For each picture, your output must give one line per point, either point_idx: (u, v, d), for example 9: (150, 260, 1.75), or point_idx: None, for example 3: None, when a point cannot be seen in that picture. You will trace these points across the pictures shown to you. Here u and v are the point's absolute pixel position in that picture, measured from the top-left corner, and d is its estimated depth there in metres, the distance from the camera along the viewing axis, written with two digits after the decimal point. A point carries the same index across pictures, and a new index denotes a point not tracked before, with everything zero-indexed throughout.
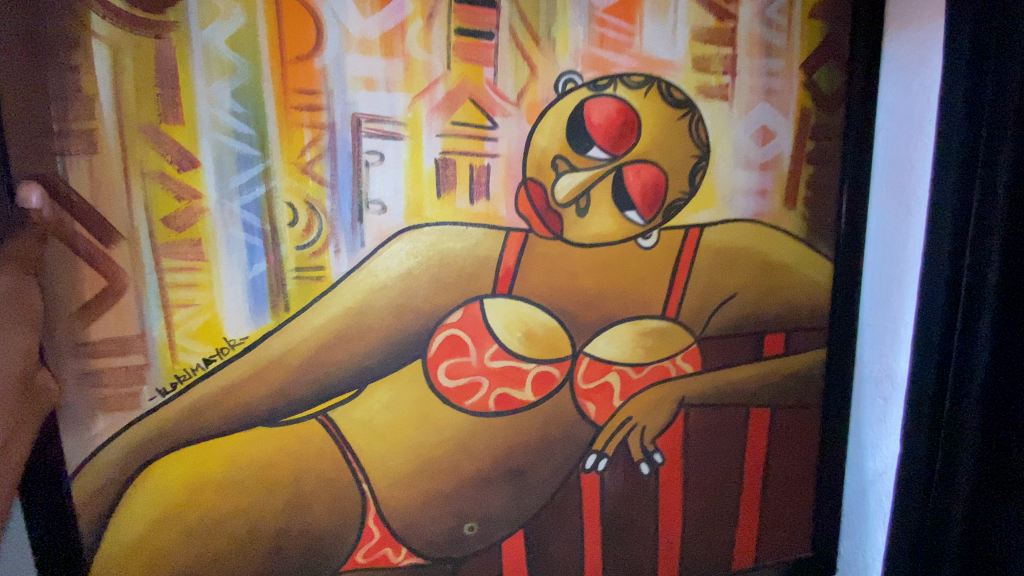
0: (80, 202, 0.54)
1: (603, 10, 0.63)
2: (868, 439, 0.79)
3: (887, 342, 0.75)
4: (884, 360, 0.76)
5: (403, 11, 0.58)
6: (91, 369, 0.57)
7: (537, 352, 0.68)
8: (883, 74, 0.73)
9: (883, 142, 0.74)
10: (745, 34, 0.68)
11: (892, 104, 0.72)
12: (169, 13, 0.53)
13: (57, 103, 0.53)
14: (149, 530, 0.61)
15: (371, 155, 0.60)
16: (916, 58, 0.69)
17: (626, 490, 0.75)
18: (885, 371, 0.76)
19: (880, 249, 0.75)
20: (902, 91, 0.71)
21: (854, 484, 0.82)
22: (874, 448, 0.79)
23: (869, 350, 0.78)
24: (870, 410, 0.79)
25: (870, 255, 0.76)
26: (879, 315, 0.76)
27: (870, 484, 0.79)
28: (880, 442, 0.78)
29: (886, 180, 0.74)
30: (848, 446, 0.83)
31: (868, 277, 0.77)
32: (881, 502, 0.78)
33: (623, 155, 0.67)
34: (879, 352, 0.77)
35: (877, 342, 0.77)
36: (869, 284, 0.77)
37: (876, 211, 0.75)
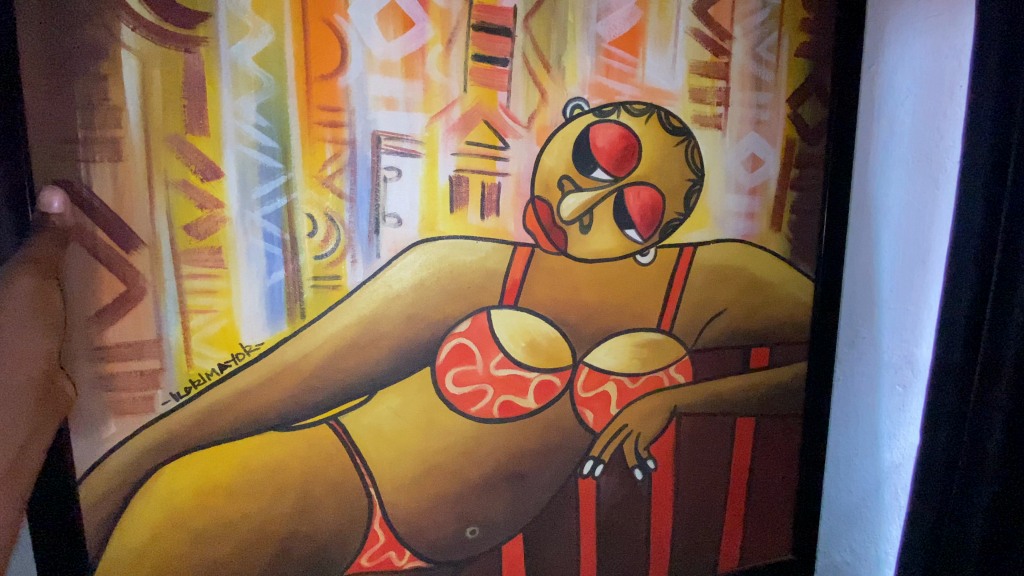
0: (102, 209, 0.55)
1: (609, 43, 0.67)
2: (885, 430, 0.81)
3: (908, 328, 0.77)
4: (904, 347, 0.77)
5: (424, 36, 0.61)
6: (106, 373, 0.58)
7: (540, 362, 0.72)
8: (913, 34, 0.73)
9: (912, 115, 0.74)
10: (738, 69, 0.73)
11: (921, 71, 0.73)
12: (199, 29, 0.55)
13: (84, 111, 0.54)
14: (156, 533, 0.62)
15: (389, 171, 0.62)
16: (945, 20, 0.70)
17: (621, 495, 0.78)
18: (905, 358, 0.78)
19: (905, 232, 0.76)
20: (932, 55, 0.72)
21: (867, 477, 0.84)
22: (891, 438, 0.80)
23: (889, 336, 0.79)
24: (889, 399, 0.80)
25: (894, 237, 0.77)
26: (899, 298, 0.77)
27: (886, 476, 0.81)
28: (898, 431, 0.79)
29: (915, 157, 0.74)
30: (861, 438, 0.84)
31: (890, 262, 0.78)
32: (898, 494, 0.80)
33: (624, 177, 0.71)
34: (900, 338, 0.78)
35: (898, 327, 0.78)
36: (891, 268, 0.78)
37: (900, 193, 0.76)
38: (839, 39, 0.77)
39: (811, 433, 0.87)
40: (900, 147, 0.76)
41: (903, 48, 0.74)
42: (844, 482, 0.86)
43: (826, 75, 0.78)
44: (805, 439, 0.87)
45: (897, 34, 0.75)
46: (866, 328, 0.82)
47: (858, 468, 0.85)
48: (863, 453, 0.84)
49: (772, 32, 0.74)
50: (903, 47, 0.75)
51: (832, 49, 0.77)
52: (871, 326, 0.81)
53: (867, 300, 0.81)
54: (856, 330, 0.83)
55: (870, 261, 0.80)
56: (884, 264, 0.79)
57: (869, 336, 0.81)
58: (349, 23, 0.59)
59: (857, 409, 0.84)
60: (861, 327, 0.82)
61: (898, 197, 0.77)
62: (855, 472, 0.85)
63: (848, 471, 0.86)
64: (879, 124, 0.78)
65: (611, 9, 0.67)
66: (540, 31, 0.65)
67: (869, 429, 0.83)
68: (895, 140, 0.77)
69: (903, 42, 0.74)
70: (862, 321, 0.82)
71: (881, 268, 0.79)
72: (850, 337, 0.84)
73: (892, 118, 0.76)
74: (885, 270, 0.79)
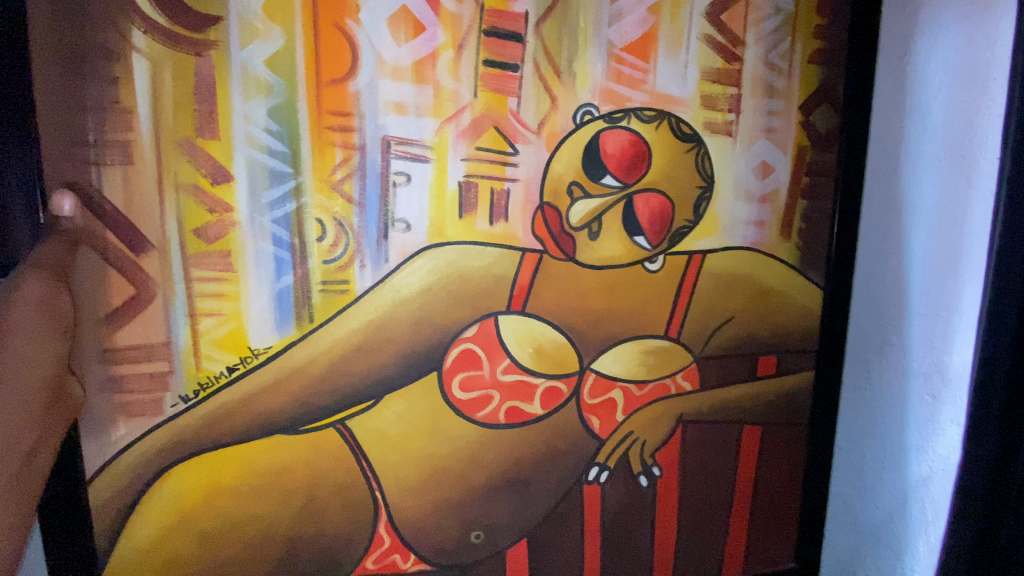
0: (112, 211, 0.55)
1: (620, 48, 0.67)
2: (914, 440, 0.80)
3: (938, 334, 0.77)
4: (935, 354, 0.77)
5: (435, 41, 0.61)
6: (115, 375, 0.58)
7: (546, 368, 0.71)
8: (943, 26, 0.74)
9: (944, 109, 0.74)
10: (749, 76, 0.73)
11: (953, 63, 0.73)
12: (210, 32, 0.55)
13: (95, 114, 0.54)
14: (163, 535, 0.62)
15: (399, 175, 0.62)
16: (979, 10, 0.70)
17: (626, 501, 0.78)
18: (935, 365, 0.77)
19: (937, 235, 0.76)
20: (965, 45, 0.72)
21: (892, 488, 0.84)
22: (919, 451, 0.80)
23: (920, 342, 0.79)
24: (917, 408, 0.80)
25: (925, 236, 0.77)
26: (930, 301, 0.77)
27: (914, 491, 0.81)
28: (927, 442, 0.79)
29: (947, 155, 0.74)
30: (889, 447, 0.83)
31: (921, 266, 0.78)
32: (926, 504, 0.80)
33: (633, 184, 0.71)
34: (930, 344, 0.78)
35: (929, 333, 0.78)
36: (922, 271, 0.78)
37: (933, 193, 0.76)
38: (852, 46, 0.76)
39: (818, 443, 0.86)
40: (931, 142, 0.76)
41: (933, 38, 0.74)
42: (872, 495, 0.86)
43: (839, 82, 0.77)
44: (811, 448, 0.86)
45: (929, 14, 0.74)
46: (896, 335, 0.81)
47: (885, 480, 0.84)
48: (890, 465, 0.84)
49: (785, 38, 0.74)
50: (932, 47, 0.75)
51: (845, 55, 0.76)
52: (901, 332, 0.80)
53: (897, 306, 0.80)
54: (886, 338, 0.82)
55: (901, 266, 0.80)
56: (916, 271, 0.79)
57: (898, 342, 0.81)
58: (360, 28, 0.59)
59: (883, 418, 0.83)
60: (891, 334, 0.81)
61: (931, 195, 0.76)
62: (882, 486, 0.84)
63: (873, 484, 0.85)
64: (912, 123, 0.77)
65: (623, 15, 0.66)
66: (551, 36, 0.64)
67: (898, 438, 0.82)
68: (926, 134, 0.76)
69: (936, 29, 0.74)
70: (892, 328, 0.81)
71: (912, 271, 0.79)
72: (878, 345, 0.82)
73: (922, 115, 0.76)
74: (916, 278, 0.79)
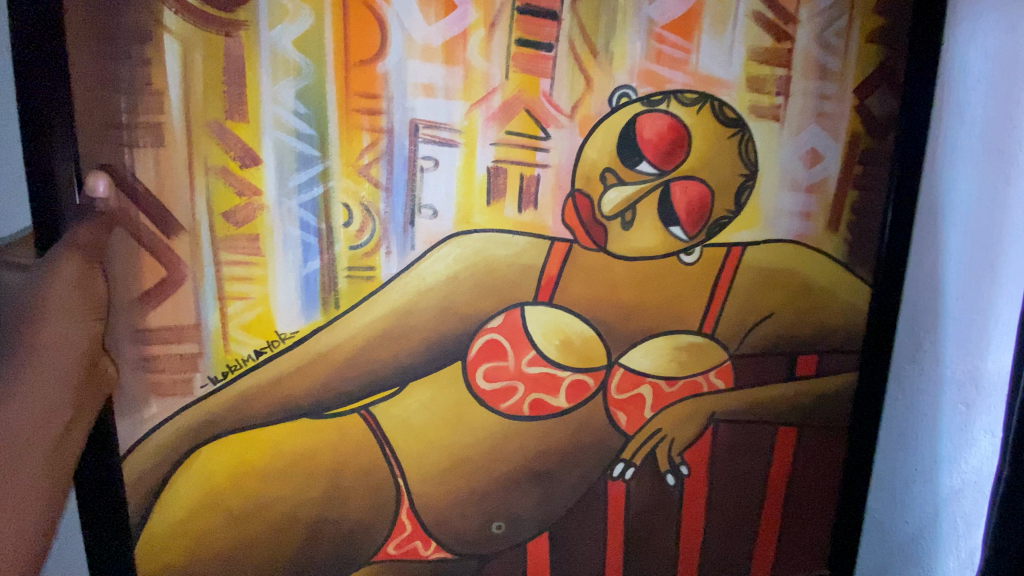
0: (144, 193, 0.56)
1: (661, 27, 0.63)
2: (947, 452, 0.78)
3: (975, 341, 0.75)
4: (970, 361, 0.75)
5: (466, 19, 0.58)
6: (147, 355, 0.59)
7: (573, 361, 0.70)
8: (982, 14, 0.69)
9: (982, 104, 0.71)
10: (801, 56, 0.68)
11: (993, 55, 0.70)
12: (240, 12, 0.54)
13: (127, 95, 0.54)
14: (192, 511, 0.63)
15: (426, 160, 0.61)
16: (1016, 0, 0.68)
17: (651, 499, 0.76)
18: (970, 373, 0.76)
19: (975, 238, 0.73)
20: (1005, 36, 0.69)
21: (921, 501, 0.81)
22: (951, 462, 0.78)
23: (953, 349, 0.76)
24: (950, 418, 0.77)
25: (961, 237, 0.74)
26: (965, 307, 0.75)
27: (944, 502, 0.79)
28: (960, 453, 0.77)
29: (986, 151, 0.72)
30: (918, 460, 0.80)
31: (957, 269, 0.75)
32: (958, 518, 0.78)
33: (670, 171, 0.67)
34: (964, 351, 0.76)
35: (964, 340, 0.75)
36: (958, 274, 0.75)
37: (969, 192, 0.73)
38: (918, 23, 0.69)
39: (858, 451, 0.81)
40: (969, 138, 0.72)
41: (972, 25, 0.70)
42: (899, 510, 0.82)
43: (901, 63, 0.71)
44: (852, 455, 0.81)
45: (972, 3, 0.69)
46: (929, 342, 0.77)
47: (914, 494, 0.81)
48: (919, 479, 0.80)
49: (843, 15, 0.68)
50: (972, 35, 0.70)
51: (910, 33, 0.70)
52: (935, 339, 0.77)
53: (931, 313, 0.76)
54: (919, 345, 0.77)
55: (936, 269, 0.75)
56: (951, 275, 0.75)
57: (932, 350, 0.77)
58: (390, 6, 0.57)
59: (914, 429, 0.80)
60: (924, 341, 0.77)
61: (967, 195, 0.73)
62: (911, 500, 0.81)
63: (903, 499, 0.82)
64: (950, 117, 0.72)
65: None
66: (588, 13, 0.61)
67: (927, 450, 0.79)
68: (964, 128, 0.72)
69: (976, 16, 0.69)
70: (924, 334, 0.77)
71: (947, 275, 0.75)
72: (912, 353, 0.78)
73: (961, 107, 0.72)
74: (952, 281, 0.75)
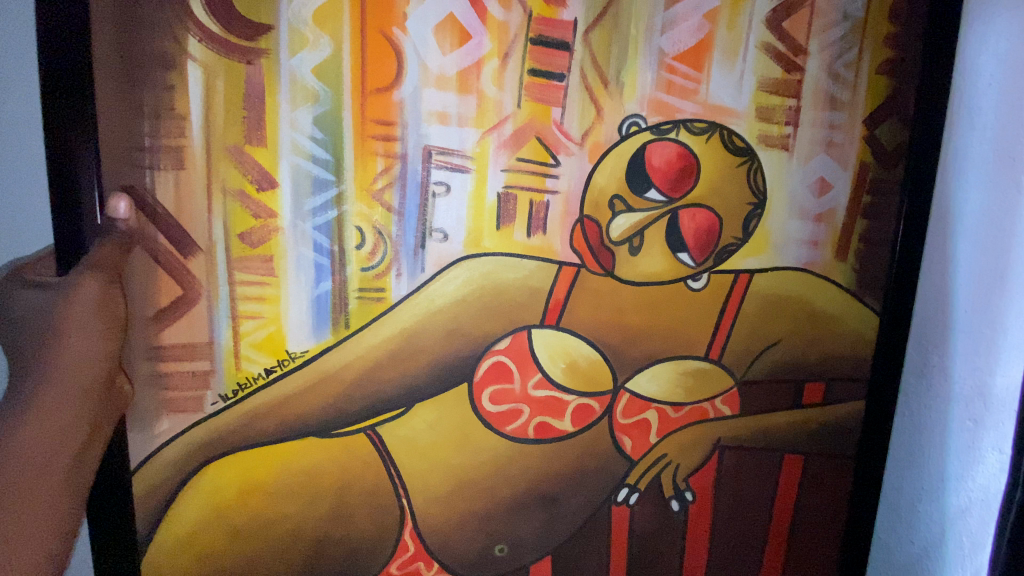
0: (164, 214, 0.57)
1: (672, 58, 0.64)
2: (953, 471, 0.75)
3: (982, 354, 0.72)
4: (977, 376, 0.72)
5: (481, 50, 0.60)
6: (161, 372, 0.60)
7: (579, 385, 0.70)
8: (994, 14, 0.68)
9: (995, 103, 0.69)
10: (811, 87, 0.68)
11: (1005, 54, 0.68)
12: (261, 41, 0.56)
13: (150, 119, 0.55)
14: (199, 527, 0.64)
15: (438, 185, 0.62)
16: None
17: (655, 524, 0.75)
18: (977, 389, 0.72)
19: (985, 244, 0.71)
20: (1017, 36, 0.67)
21: (929, 522, 0.77)
22: (958, 481, 0.74)
23: (962, 363, 0.73)
24: (957, 436, 0.74)
25: (972, 246, 0.72)
26: (975, 319, 0.72)
27: (951, 522, 0.75)
28: (967, 472, 0.73)
29: (998, 155, 0.69)
30: (926, 478, 0.77)
31: (968, 278, 0.72)
32: (963, 541, 0.74)
33: (679, 199, 0.68)
34: (972, 366, 0.73)
35: (972, 353, 0.73)
36: (969, 284, 0.72)
37: (979, 197, 0.71)
38: (929, 53, 0.70)
39: (864, 476, 0.79)
40: (980, 142, 0.70)
41: (988, 26, 0.69)
42: (904, 530, 0.79)
43: (910, 93, 0.71)
44: (856, 486, 0.80)
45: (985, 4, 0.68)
46: (936, 356, 0.75)
47: (920, 514, 0.78)
48: (926, 498, 0.77)
49: (852, 47, 0.69)
50: (982, 39, 0.69)
51: (919, 64, 0.70)
52: (943, 353, 0.74)
53: (940, 326, 0.74)
54: (925, 358, 0.76)
55: (944, 280, 0.74)
56: (961, 287, 0.73)
57: (940, 364, 0.75)
58: (407, 36, 0.58)
59: (918, 447, 0.77)
60: (931, 355, 0.75)
61: (979, 202, 0.71)
62: (917, 520, 0.78)
63: (909, 518, 0.79)
64: (960, 122, 0.71)
65: (677, 23, 0.63)
66: (600, 44, 0.62)
67: (933, 468, 0.76)
68: (975, 132, 0.70)
69: (990, 18, 0.68)
70: (933, 348, 0.75)
71: (956, 285, 0.73)
72: (918, 367, 0.76)
73: (972, 113, 0.70)
74: (962, 290, 0.73)
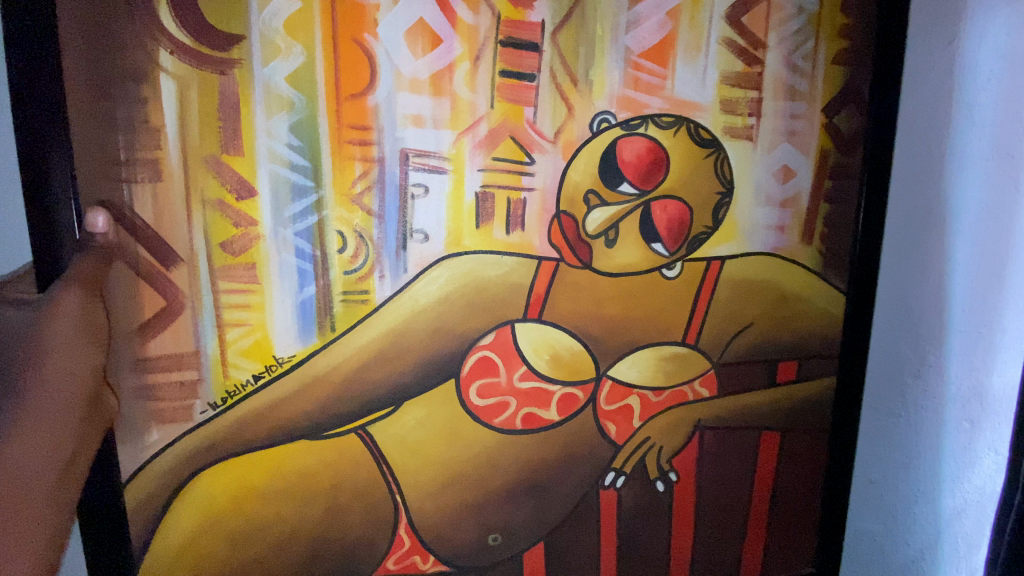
0: (143, 227, 0.57)
1: (637, 55, 0.66)
2: (949, 472, 0.84)
3: (979, 353, 0.81)
4: (974, 378, 0.82)
5: (451, 52, 0.61)
6: (148, 384, 0.60)
7: (562, 375, 0.72)
8: (994, 17, 0.74)
9: (993, 105, 0.76)
10: (771, 80, 0.71)
11: (1004, 58, 0.75)
12: (234, 50, 0.56)
13: (125, 133, 0.56)
14: (193, 535, 0.64)
15: (417, 187, 0.63)
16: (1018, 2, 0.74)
17: (643, 506, 0.78)
18: (974, 391, 0.82)
19: (981, 245, 0.79)
20: (1013, 41, 0.74)
21: (924, 522, 0.86)
22: (953, 481, 0.85)
23: (959, 368, 0.82)
24: (956, 438, 0.83)
25: (968, 246, 0.79)
26: (971, 322, 0.80)
27: (945, 519, 0.86)
28: (962, 472, 0.84)
29: (996, 158, 0.76)
30: (923, 481, 0.85)
31: (966, 277, 0.79)
32: (955, 535, 0.86)
33: (650, 191, 0.71)
34: (970, 367, 0.81)
35: (970, 356, 0.81)
36: (965, 287, 0.80)
37: (978, 199, 0.78)
38: (882, 44, 0.73)
39: (839, 453, 0.83)
40: (978, 142, 0.76)
41: (987, 26, 0.74)
42: (902, 531, 0.87)
43: (865, 83, 0.75)
44: (831, 460, 0.84)
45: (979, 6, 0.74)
46: (934, 356, 0.82)
47: (916, 514, 0.86)
48: (922, 499, 0.86)
49: (809, 40, 0.72)
50: (981, 38, 0.75)
51: (872, 55, 0.74)
52: (941, 354, 0.81)
53: (940, 326, 0.81)
54: (923, 359, 0.82)
55: (943, 278, 0.80)
56: (956, 292, 0.80)
57: (937, 364, 0.82)
58: (378, 42, 0.59)
59: (917, 446, 0.84)
60: (929, 356, 0.82)
61: (977, 201, 0.78)
62: (913, 520, 0.86)
63: (905, 520, 0.87)
64: (961, 119, 0.76)
65: (641, 21, 0.66)
66: (568, 44, 0.64)
67: (932, 471, 0.85)
68: (973, 131, 0.76)
69: (988, 20, 0.74)
70: (932, 346, 0.81)
71: (954, 284, 0.80)
72: (916, 368, 0.82)
73: (971, 112, 0.76)
74: (959, 287, 0.80)
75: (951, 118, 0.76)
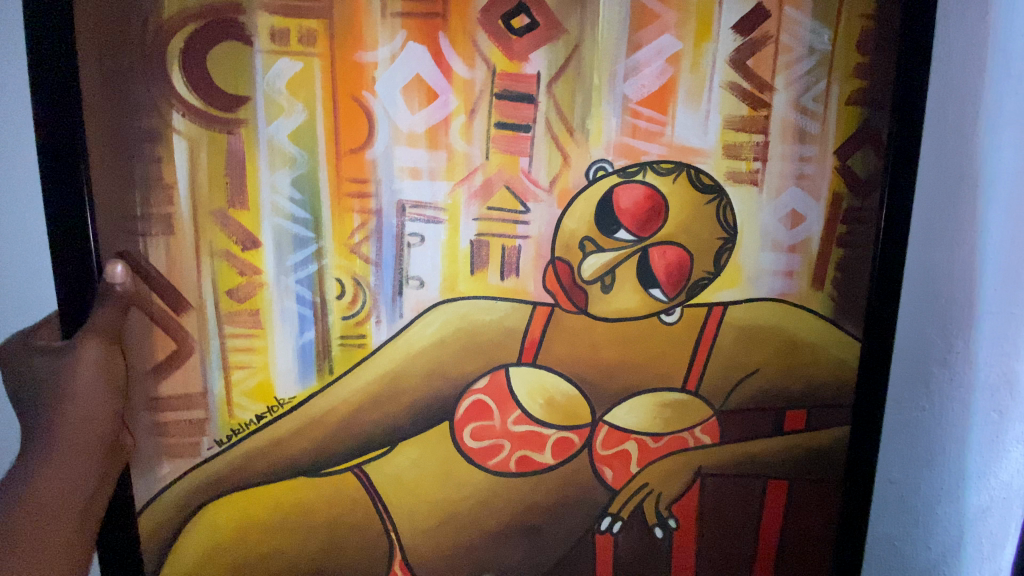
0: (157, 276, 0.61)
1: (636, 103, 0.66)
2: (975, 469, 0.78)
3: (1010, 338, 0.75)
4: (1004, 365, 0.76)
5: (447, 107, 0.62)
6: (160, 421, 0.64)
7: (557, 419, 0.72)
8: None
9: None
10: (778, 122, 0.69)
11: None
12: (240, 111, 0.59)
13: (142, 190, 0.60)
14: (200, 562, 0.68)
15: (412, 237, 0.65)
16: None
17: (640, 551, 0.77)
18: (1004, 377, 0.76)
19: (1013, 216, 0.72)
20: None
21: (949, 525, 0.80)
22: (978, 480, 0.79)
23: (990, 353, 0.76)
24: (983, 431, 0.78)
25: (1000, 216, 0.73)
26: (1001, 301, 0.75)
27: (970, 520, 0.80)
28: (988, 467, 0.78)
29: None
30: (948, 480, 0.79)
31: (995, 251, 0.73)
32: (978, 538, 0.80)
33: (649, 237, 0.70)
34: (999, 354, 0.76)
35: (999, 340, 0.75)
36: (995, 265, 0.74)
37: (1012, 161, 0.72)
38: (904, 77, 0.69)
39: (851, 478, 0.79)
40: (1012, 102, 0.71)
41: None
42: (924, 537, 0.81)
43: (883, 119, 0.71)
44: (845, 507, 0.79)
45: None
46: (962, 341, 0.75)
47: (939, 516, 0.80)
48: (947, 500, 0.80)
49: (819, 80, 0.69)
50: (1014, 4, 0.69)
51: (891, 90, 0.70)
52: (970, 338, 0.75)
53: (969, 306, 0.75)
54: (951, 346, 0.76)
55: (975, 252, 0.73)
56: (987, 264, 0.74)
57: (965, 351, 0.76)
58: (377, 99, 0.61)
59: (942, 442, 0.78)
60: (956, 342, 0.76)
61: (1012, 166, 0.72)
62: (935, 523, 0.80)
63: (927, 524, 0.81)
64: (994, 82, 0.70)
65: (640, 68, 0.65)
66: (564, 95, 0.64)
67: (959, 469, 0.79)
68: (1010, 89, 0.70)
69: None
70: (957, 332, 0.75)
71: (985, 259, 0.74)
72: (943, 354, 0.76)
73: (1007, 68, 0.70)
74: (989, 262, 0.74)
75: (984, 79, 0.70)
